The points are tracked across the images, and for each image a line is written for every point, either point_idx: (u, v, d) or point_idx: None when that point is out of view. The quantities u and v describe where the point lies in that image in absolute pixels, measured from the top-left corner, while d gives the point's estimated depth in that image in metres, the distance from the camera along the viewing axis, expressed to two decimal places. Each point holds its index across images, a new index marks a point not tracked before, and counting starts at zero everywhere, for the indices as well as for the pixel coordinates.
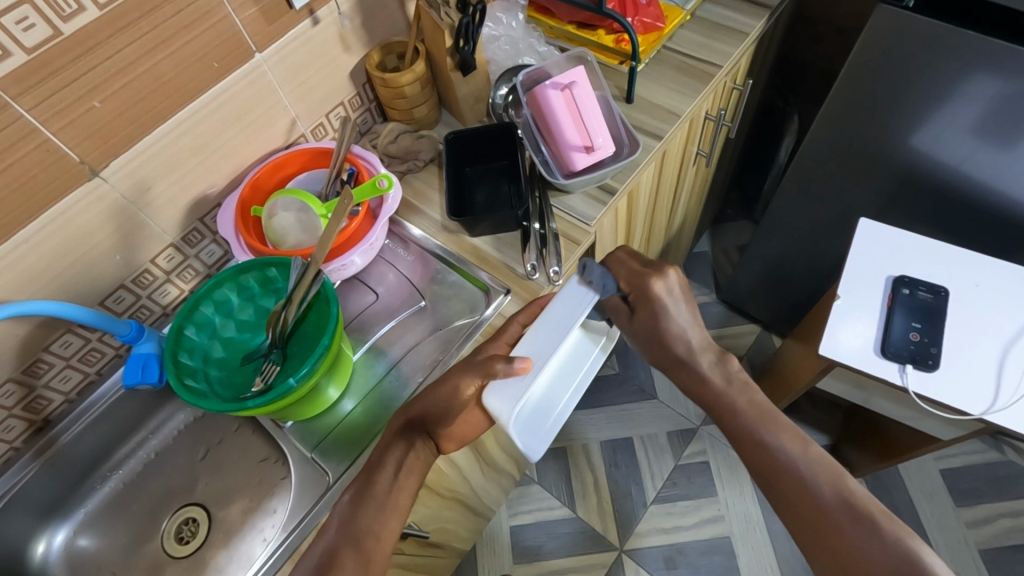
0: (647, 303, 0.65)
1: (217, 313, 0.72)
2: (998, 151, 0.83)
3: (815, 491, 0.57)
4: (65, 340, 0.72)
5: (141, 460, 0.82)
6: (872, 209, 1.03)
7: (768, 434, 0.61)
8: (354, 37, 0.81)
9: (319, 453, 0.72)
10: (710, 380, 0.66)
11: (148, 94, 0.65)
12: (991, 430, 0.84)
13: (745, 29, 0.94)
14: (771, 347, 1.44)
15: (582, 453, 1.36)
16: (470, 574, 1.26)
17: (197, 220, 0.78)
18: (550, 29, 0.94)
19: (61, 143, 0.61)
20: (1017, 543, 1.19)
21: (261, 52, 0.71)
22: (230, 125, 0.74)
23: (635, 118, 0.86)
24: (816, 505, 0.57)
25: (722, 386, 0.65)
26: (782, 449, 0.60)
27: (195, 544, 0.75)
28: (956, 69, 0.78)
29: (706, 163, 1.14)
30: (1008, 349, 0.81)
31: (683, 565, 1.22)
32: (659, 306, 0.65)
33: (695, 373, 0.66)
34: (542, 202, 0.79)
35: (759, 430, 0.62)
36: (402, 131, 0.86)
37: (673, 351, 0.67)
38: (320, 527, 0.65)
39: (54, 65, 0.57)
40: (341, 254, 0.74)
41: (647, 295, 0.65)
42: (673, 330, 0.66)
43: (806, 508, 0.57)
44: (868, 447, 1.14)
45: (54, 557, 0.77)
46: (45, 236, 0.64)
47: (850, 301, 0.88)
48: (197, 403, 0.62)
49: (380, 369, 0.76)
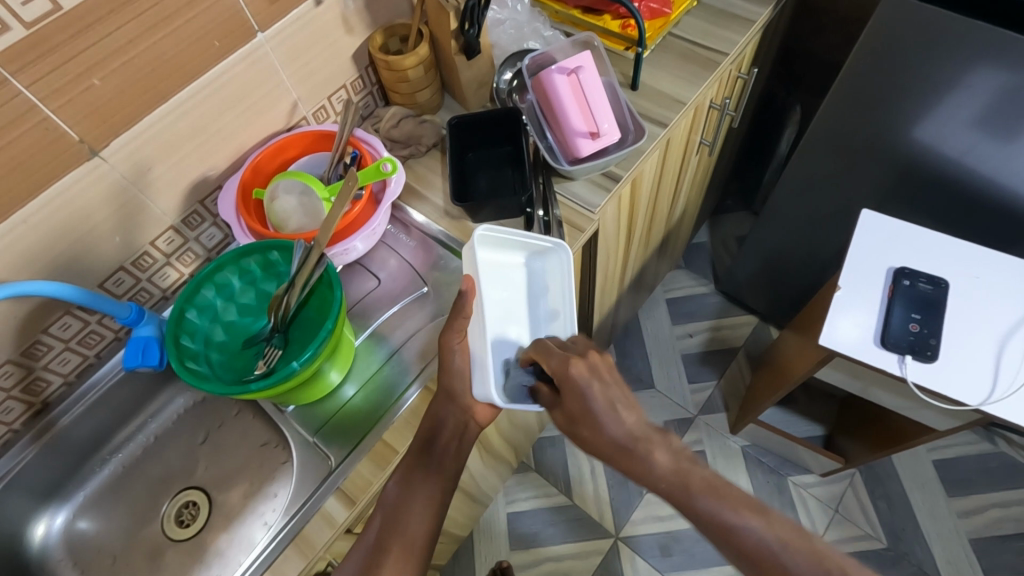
0: (569, 387, 0.57)
1: (219, 297, 0.72)
2: (1001, 145, 0.83)
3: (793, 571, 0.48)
4: (63, 322, 0.71)
5: (140, 443, 0.82)
6: (872, 201, 1.03)
7: (722, 509, 0.51)
8: (357, 18, 0.80)
9: (321, 437, 0.71)
10: (658, 466, 0.53)
11: (149, 73, 0.64)
12: (986, 420, 0.85)
13: (751, 16, 0.93)
14: (768, 339, 1.45)
15: (579, 441, 1.37)
16: (468, 560, 1.27)
17: (198, 203, 0.77)
18: (556, 14, 0.93)
19: (60, 121, 0.60)
20: (1007, 532, 1.20)
21: (263, 31, 0.70)
22: (231, 106, 0.73)
23: (640, 106, 0.86)
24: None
25: (670, 471, 0.53)
26: (746, 524, 0.50)
27: (195, 528, 0.75)
28: (963, 59, 0.77)
29: (708, 153, 1.13)
30: (1006, 340, 0.82)
31: (679, 553, 1.23)
32: (581, 385, 0.56)
33: (637, 463, 0.54)
34: (546, 188, 0.79)
35: (700, 496, 0.51)
36: (404, 116, 0.85)
37: (607, 438, 0.55)
38: (324, 510, 0.65)
39: (54, 41, 0.56)
40: (344, 239, 0.73)
41: (564, 376, 0.57)
42: (604, 413, 0.55)
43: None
44: (863, 437, 1.15)
45: (54, 539, 0.77)
46: (44, 216, 0.63)
47: (851, 293, 0.88)
48: (199, 386, 0.62)
49: (381, 355, 0.76)
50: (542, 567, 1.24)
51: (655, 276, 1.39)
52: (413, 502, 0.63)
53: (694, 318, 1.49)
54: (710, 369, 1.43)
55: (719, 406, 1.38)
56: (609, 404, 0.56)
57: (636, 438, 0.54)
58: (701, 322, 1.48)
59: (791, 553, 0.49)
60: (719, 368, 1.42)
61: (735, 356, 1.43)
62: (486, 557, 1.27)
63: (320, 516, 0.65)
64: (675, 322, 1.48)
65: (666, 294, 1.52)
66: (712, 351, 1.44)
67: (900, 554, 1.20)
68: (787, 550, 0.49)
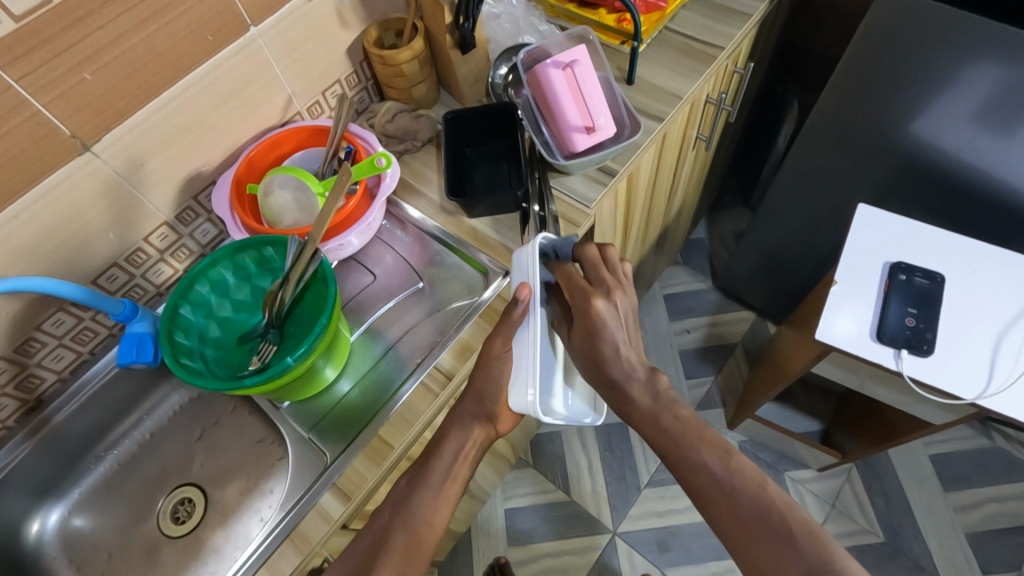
0: (586, 320, 0.63)
1: (213, 293, 0.71)
2: (997, 139, 0.83)
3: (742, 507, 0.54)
4: (57, 318, 0.71)
5: (136, 440, 0.81)
6: (869, 197, 1.03)
7: (694, 450, 0.58)
8: (352, 12, 0.79)
9: (317, 433, 0.71)
10: (638, 401, 0.62)
11: (141, 67, 0.63)
12: (982, 415, 0.85)
13: (748, 10, 0.93)
14: (766, 335, 1.45)
15: (576, 437, 1.37)
16: (465, 556, 1.27)
17: (192, 198, 0.76)
18: (552, 9, 0.93)
19: (51, 116, 0.60)
20: (1003, 527, 1.21)
21: (257, 25, 0.70)
22: (225, 101, 0.72)
23: (636, 100, 0.85)
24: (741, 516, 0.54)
25: (648, 405, 0.61)
26: (709, 464, 0.57)
27: (191, 524, 0.75)
28: (961, 52, 0.77)
29: (706, 148, 1.13)
30: (1002, 334, 0.82)
31: (676, 548, 1.23)
32: (597, 324, 0.62)
33: (620, 393, 0.62)
34: (542, 184, 0.78)
35: (670, 430, 0.59)
36: (400, 110, 0.85)
37: (608, 371, 0.62)
38: (320, 507, 0.65)
39: (45, 34, 0.55)
40: (339, 234, 0.73)
41: (585, 310, 0.62)
42: (609, 350, 0.62)
43: (717, 506, 0.55)
44: (860, 432, 1.15)
45: (49, 535, 0.77)
46: (37, 211, 0.63)
47: (847, 288, 0.88)
48: (194, 382, 0.62)
49: (377, 351, 0.76)
50: (540, 563, 1.24)
51: (652, 272, 1.39)
52: (410, 497, 0.63)
53: (691, 314, 1.49)
54: (708, 365, 1.43)
55: (716, 402, 1.38)
56: (615, 347, 0.62)
57: (631, 377, 0.62)
58: (699, 318, 1.48)
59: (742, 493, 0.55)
60: (716, 364, 1.42)
61: (732, 352, 1.43)
62: (483, 553, 1.27)
63: (317, 512, 0.65)
64: (672, 318, 1.48)
65: (663, 290, 1.52)
66: (709, 347, 1.44)
67: (897, 549, 1.20)
68: (739, 487, 0.55)
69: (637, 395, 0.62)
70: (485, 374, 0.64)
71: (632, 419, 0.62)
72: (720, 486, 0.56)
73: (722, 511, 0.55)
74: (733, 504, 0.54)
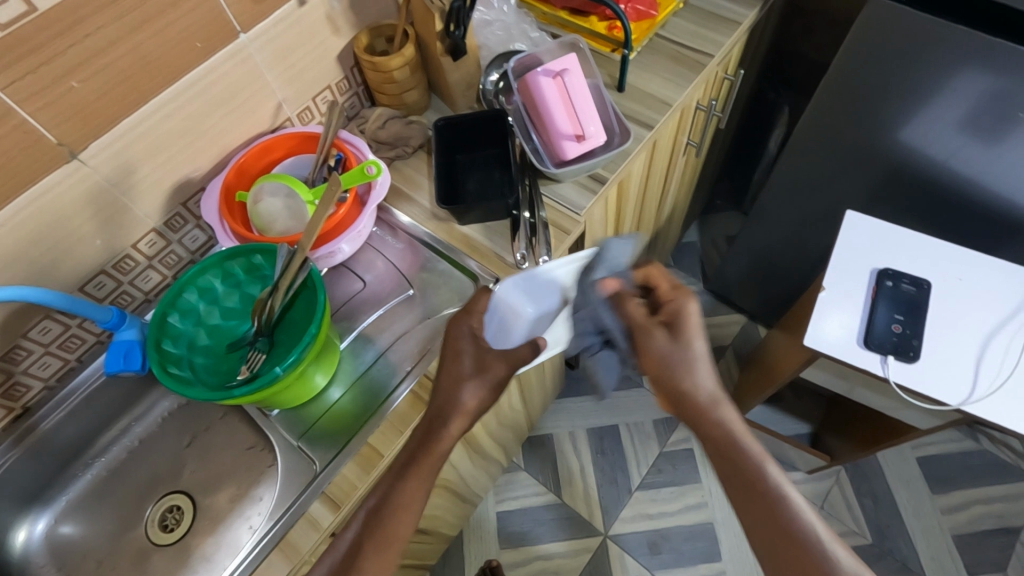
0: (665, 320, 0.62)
1: (202, 300, 0.71)
2: (984, 147, 0.84)
3: None
4: (44, 326, 0.71)
5: (124, 447, 0.81)
6: (859, 202, 1.04)
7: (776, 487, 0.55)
8: (343, 18, 0.79)
9: (306, 441, 0.71)
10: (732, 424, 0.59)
11: (130, 74, 0.63)
12: (968, 419, 0.86)
13: (738, 18, 0.93)
14: (757, 337, 1.46)
15: (569, 440, 1.37)
16: (457, 559, 1.27)
17: (181, 205, 0.76)
18: (544, 15, 0.93)
19: (38, 124, 0.59)
20: (989, 528, 1.22)
21: (247, 32, 0.70)
22: (215, 107, 0.72)
23: (626, 107, 0.86)
24: None
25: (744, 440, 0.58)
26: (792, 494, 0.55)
27: (179, 532, 0.75)
28: (948, 62, 0.78)
29: (696, 154, 1.14)
30: (987, 341, 0.83)
31: (667, 551, 1.24)
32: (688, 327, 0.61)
33: (716, 416, 0.59)
34: (533, 191, 0.78)
35: (761, 463, 0.56)
36: (391, 117, 0.85)
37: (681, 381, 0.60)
38: (309, 515, 0.65)
39: (32, 43, 0.55)
40: (330, 241, 0.73)
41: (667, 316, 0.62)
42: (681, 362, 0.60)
43: (775, 534, 0.54)
44: (850, 436, 1.16)
45: (37, 544, 0.76)
46: (24, 219, 0.62)
47: (835, 294, 0.89)
48: (182, 391, 0.61)
49: (368, 357, 0.76)
50: (531, 566, 1.24)
51: None
52: None
53: None
54: None
55: None
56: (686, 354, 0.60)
57: (716, 398, 0.60)
58: None
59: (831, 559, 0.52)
60: None
61: (723, 355, 1.44)
62: (475, 556, 1.27)
63: (306, 520, 0.64)
64: None
65: None
66: None
67: (885, 550, 1.21)
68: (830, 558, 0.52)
69: (729, 417, 0.59)
70: (466, 385, 0.62)
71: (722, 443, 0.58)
72: (804, 533, 0.53)
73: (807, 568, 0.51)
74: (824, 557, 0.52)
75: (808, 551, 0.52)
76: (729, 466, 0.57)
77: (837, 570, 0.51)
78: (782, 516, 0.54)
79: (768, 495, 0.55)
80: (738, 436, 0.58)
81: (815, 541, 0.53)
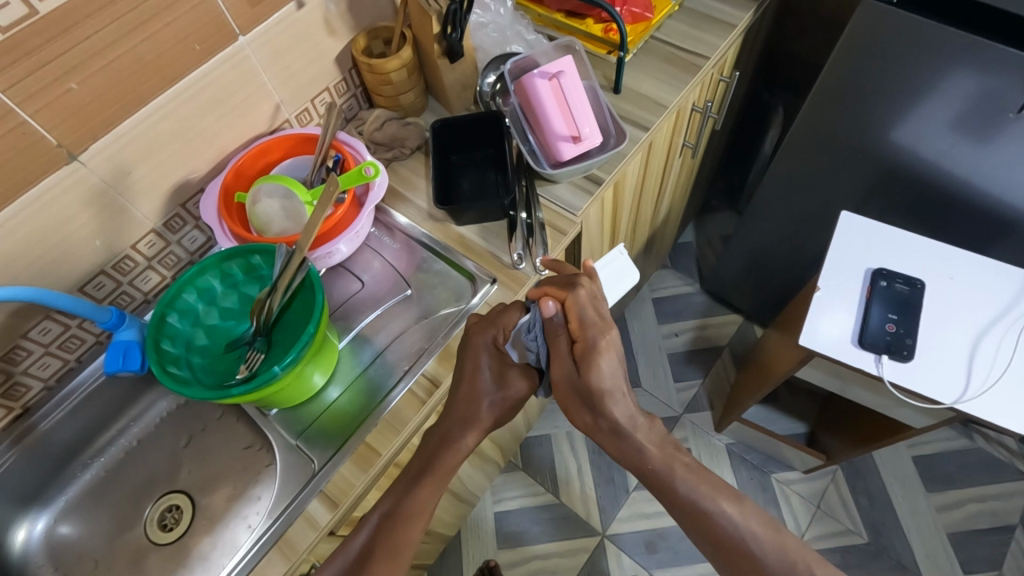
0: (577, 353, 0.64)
1: (200, 300, 0.72)
2: (975, 146, 0.85)
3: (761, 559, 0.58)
4: (43, 326, 0.71)
5: (122, 447, 0.81)
6: (853, 202, 1.05)
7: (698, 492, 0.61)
8: (340, 21, 0.80)
9: (304, 440, 0.72)
10: (646, 446, 0.63)
11: (128, 77, 0.64)
12: (961, 417, 0.87)
13: (733, 20, 0.94)
14: (752, 337, 1.47)
15: (566, 440, 1.37)
16: (455, 559, 1.28)
17: (179, 206, 0.77)
18: (539, 17, 0.93)
19: (37, 126, 0.60)
20: (983, 526, 1.23)
21: (245, 34, 0.70)
22: (212, 109, 0.73)
23: (622, 109, 0.86)
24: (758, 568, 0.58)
25: (659, 452, 0.63)
26: (718, 504, 0.60)
27: (178, 532, 0.75)
28: (938, 62, 0.78)
29: (692, 155, 1.14)
30: (980, 340, 0.84)
31: (664, 550, 1.24)
32: (593, 362, 0.62)
33: (626, 442, 0.64)
34: (529, 191, 0.80)
35: (677, 479, 0.61)
36: (389, 118, 0.85)
37: (609, 412, 0.63)
38: (308, 514, 0.65)
39: (30, 45, 0.55)
40: (327, 242, 0.74)
41: (583, 348, 0.63)
42: (606, 394, 0.62)
43: (710, 541, 0.60)
44: (845, 434, 1.17)
45: (36, 544, 0.77)
46: (23, 220, 0.63)
47: (828, 294, 0.90)
48: (181, 390, 0.61)
49: (365, 357, 0.76)
50: (529, 565, 1.25)
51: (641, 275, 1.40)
52: (398, 503, 0.63)
53: (680, 317, 1.50)
54: (696, 368, 1.44)
55: (704, 405, 1.39)
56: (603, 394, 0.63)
57: (633, 423, 0.63)
58: (687, 321, 1.49)
59: (756, 541, 0.59)
60: (704, 367, 1.44)
61: (720, 355, 1.45)
62: (473, 556, 1.28)
63: (304, 519, 0.65)
64: (661, 322, 1.50)
65: (652, 293, 1.54)
66: (697, 350, 1.46)
67: (880, 548, 1.22)
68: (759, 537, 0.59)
69: (643, 443, 0.63)
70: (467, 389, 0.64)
71: (639, 466, 0.64)
72: (726, 529, 0.59)
73: (736, 560, 0.59)
74: (744, 549, 0.59)
75: (734, 547, 0.59)
76: (651, 478, 0.63)
77: (759, 554, 0.58)
78: (707, 520, 0.60)
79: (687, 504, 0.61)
80: (646, 454, 0.63)
81: (737, 536, 0.59)
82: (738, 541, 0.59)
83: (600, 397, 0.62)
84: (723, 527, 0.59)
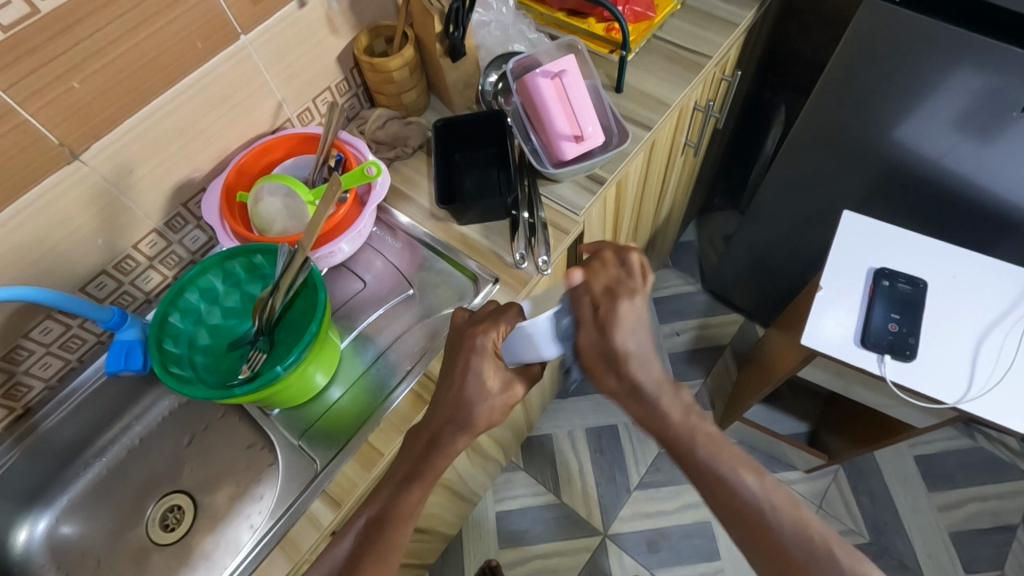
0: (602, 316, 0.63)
1: (202, 300, 0.72)
2: (978, 145, 0.84)
3: (775, 528, 0.56)
4: (45, 325, 0.71)
5: (124, 446, 0.81)
6: (855, 201, 1.04)
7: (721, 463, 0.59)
8: (342, 19, 0.80)
9: (307, 440, 0.71)
10: (669, 414, 0.60)
11: (129, 75, 0.63)
12: (964, 417, 0.87)
13: (735, 18, 0.94)
14: (754, 337, 1.47)
15: (568, 439, 1.37)
16: (457, 558, 1.28)
17: (181, 205, 0.76)
18: (541, 17, 0.93)
19: (39, 124, 0.59)
20: (985, 526, 1.23)
21: (247, 33, 0.70)
22: (214, 108, 0.72)
23: (625, 108, 0.86)
24: (770, 534, 0.56)
25: (679, 419, 0.60)
26: (738, 474, 0.59)
27: (180, 531, 0.75)
28: (941, 61, 0.78)
29: (693, 155, 1.14)
30: (982, 339, 0.83)
31: (665, 549, 1.24)
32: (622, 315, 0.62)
33: (647, 403, 0.61)
34: (531, 192, 0.78)
35: (697, 447, 0.60)
36: (390, 118, 0.85)
37: (632, 374, 0.61)
38: (310, 513, 0.65)
39: (32, 44, 0.55)
40: (329, 241, 0.74)
41: (611, 310, 0.62)
42: (628, 355, 0.61)
43: (726, 507, 0.58)
44: (845, 433, 1.17)
45: (38, 543, 0.77)
46: (24, 219, 0.63)
47: (831, 293, 0.90)
48: (183, 390, 0.61)
49: (367, 357, 0.76)
50: (530, 565, 1.25)
51: None
52: None
53: (681, 317, 1.50)
54: (698, 367, 1.44)
55: (706, 403, 1.39)
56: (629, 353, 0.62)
57: (658, 387, 0.61)
58: (689, 320, 1.49)
59: (772, 508, 0.57)
60: (705, 366, 1.44)
61: (721, 354, 1.45)
62: (474, 555, 1.27)
63: (306, 518, 0.65)
64: (663, 321, 1.50)
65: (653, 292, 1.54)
66: (699, 349, 1.46)
67: (882, 548, 1.22)
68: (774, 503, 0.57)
69: (666, 407, 0.61)
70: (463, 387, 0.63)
71: (660, 431, 0.61)
72: (741, 494, 0.58)
73: (752, 535, 0.57)
74: (757, 515, 0.57)
75: (749, 510, 0.57)
76: (670, 444, 0.61)
77: (774, 521, 0.56)
78: (723, 484, 0.58)
79: (705, 468, 0.59)
80: (665, 420, 0.61)
81: (753, 504, 0.57)
82: (755, 504, 0.57)
83: (619, 350, 0.61)
84: (739, 491, 0.58)
